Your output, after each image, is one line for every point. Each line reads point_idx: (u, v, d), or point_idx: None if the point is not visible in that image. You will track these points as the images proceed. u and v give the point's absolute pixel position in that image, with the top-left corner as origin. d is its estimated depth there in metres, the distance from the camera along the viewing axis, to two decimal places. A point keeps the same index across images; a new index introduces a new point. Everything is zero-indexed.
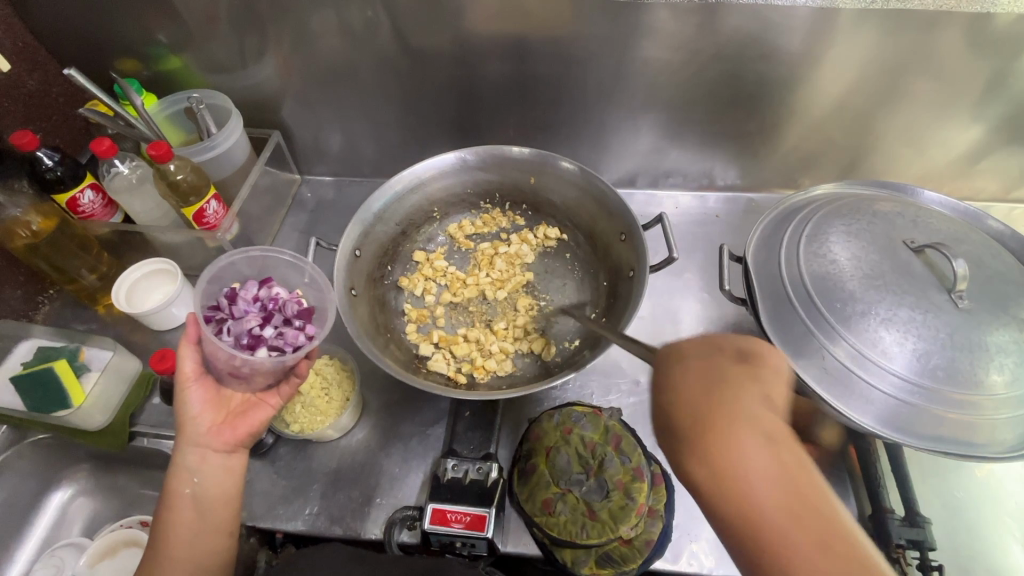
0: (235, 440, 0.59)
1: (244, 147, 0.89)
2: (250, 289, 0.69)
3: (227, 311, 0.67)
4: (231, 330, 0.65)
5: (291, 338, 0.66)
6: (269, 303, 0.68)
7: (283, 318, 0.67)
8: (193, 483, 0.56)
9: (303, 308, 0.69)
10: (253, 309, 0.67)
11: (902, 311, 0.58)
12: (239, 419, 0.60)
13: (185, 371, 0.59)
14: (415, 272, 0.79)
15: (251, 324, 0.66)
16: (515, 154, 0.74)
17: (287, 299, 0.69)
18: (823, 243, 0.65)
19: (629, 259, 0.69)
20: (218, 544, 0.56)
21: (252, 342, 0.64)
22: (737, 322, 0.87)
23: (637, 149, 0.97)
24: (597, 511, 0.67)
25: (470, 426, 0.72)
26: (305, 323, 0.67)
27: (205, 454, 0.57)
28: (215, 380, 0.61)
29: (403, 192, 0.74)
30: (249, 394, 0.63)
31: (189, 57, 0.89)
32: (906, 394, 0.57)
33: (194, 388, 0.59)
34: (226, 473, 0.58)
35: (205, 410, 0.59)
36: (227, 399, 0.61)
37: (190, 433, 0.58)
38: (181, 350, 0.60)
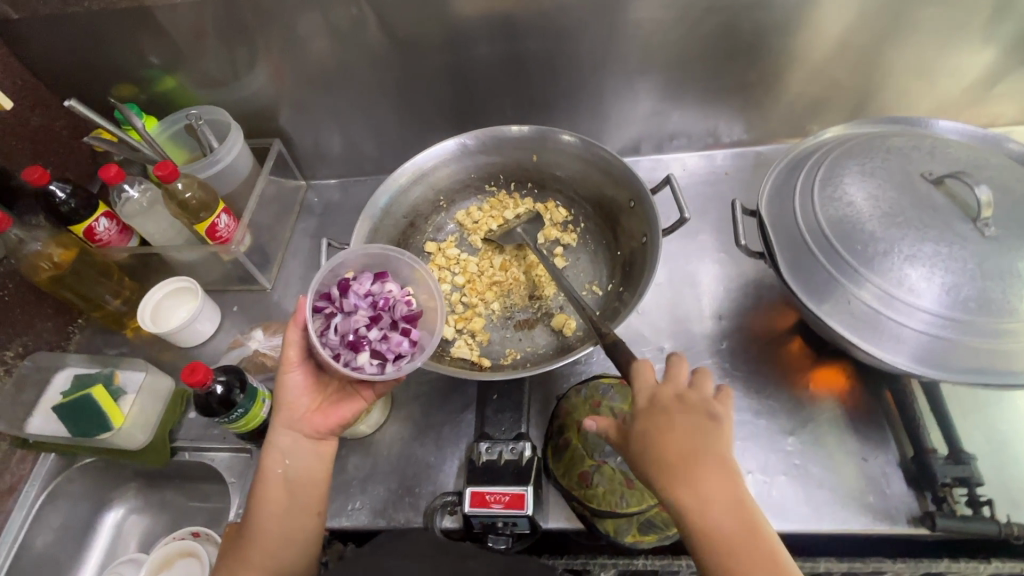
0: (325, 429, 0.60)
1: (247, 158, 0.90)
2: (362, 282, 0.65)
3: (337, 304, 0.63)
4: (339, 326, 0.62)
5: (395, 344, 0.62)
6: (381, 302, 0.64)
7: (391, 321, 0.64)
8: (284, 464, 0.59)
9: (412, 312, 0.65)
10: (363, 305, 0.63)
11: (926, 247, 0.56)
12: (333, 408, 0.61)
13: (289, 356, 0.60)
14: (428, 263, 0.78)
15: (358, 324, 0.62)
16: (515, 133, 0.74)
17: (397, 299, 0.65)
18: (838, 186, 0.63)
19: (639, 226, 0.69)
20: (307, 523, 0.58)
21: (355, 342, 0.61)
22: (758, 279, 0.86)
23: (638, 115, 0.95)
24: (635, 479, 0.67)
25: (499, 408, 0.73)
26: (411, 329, 0.64)
27: (297, 438, 0.60)
28: (316, 367, 0.62)
29: (407, 184, 0.74)
30: (344, 382, 0.63)
31: (183, 75, 0.89)
32: (938, 330, 0.56)
33: (295, 372, 0.61)
34: (316, 457, 0.60)
35: (301, 394, 0.60)
36: (323, 385, 0.62)
37: (287, 416, 0.60)
38: (288, 334, 0.60)
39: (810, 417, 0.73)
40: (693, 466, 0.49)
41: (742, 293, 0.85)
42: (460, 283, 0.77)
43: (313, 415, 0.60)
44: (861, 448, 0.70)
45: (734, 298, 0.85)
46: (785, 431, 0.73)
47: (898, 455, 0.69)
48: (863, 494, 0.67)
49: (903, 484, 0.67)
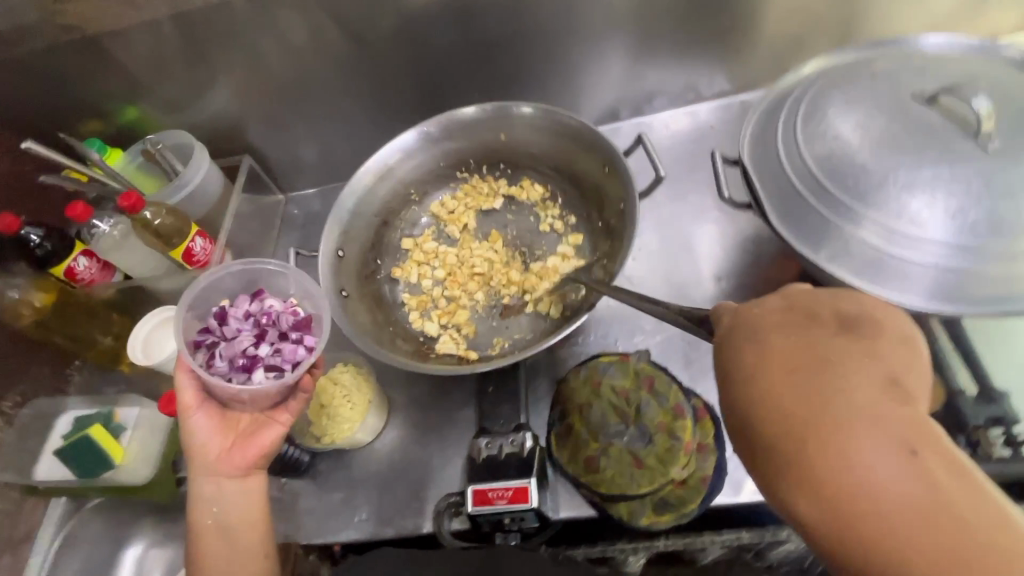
0: (247, 463, 0.55)
1: (217, 178, 0.88)
2: (240, 305, 0.62)
3: (219, 332, 0.60)
4: (223, 353, 0.58)
5: (289, 353, 0.59)
6: (264, 318, 0.61)
7: (278, 333, 0.60)
8: (213, 512, 0.54)
9: (300, 318, 0.61)
10: (246, 326, 0.60)
11: (925, 171, 0.51)
12: (250, 441, 0.56)
13: (186, 401, 0.56)
14: (406, 261, 0.75)
15: (245, 345, 0.59)
16: (472, 113, 0.71)
17: (281, 311, 0.61)
18: (822, 119, 0.58)
19: (616, 191, 0.66)
20: (255, 568, 0.54)
21: (248, 363, 0.58)
22: (756, 234, 0.81)
23: (610, 79, 0.91)
24: (644, 459, 0.64)
25: (496, 401, 0.70)
26: (303, 335, 0.60)
27: (219, 482, 0.55)
28: (219, 407, 0.58)
29: (373, 182, 0.72)
30: (258, 413, 0.58)
31: (146, 103, 0.88)
32: (952, 260, 0.51)
33: (196, 416, 0.57)
34: (246, 496, 0.55)
35: (211, 436, 0.56)
36: (233, 423, 0.58)
37: (201, 463, 0.55)
38: (177, 379, 0.56)
39: None
40: (820, 373, 0.37)
41: (741, 250, 0.81)
42: (441, 276, 0.73)
43: (229, 452, 0.55)
44: None
45: (733, 256, 0.80)
46: None
47: None
48: None
49: None
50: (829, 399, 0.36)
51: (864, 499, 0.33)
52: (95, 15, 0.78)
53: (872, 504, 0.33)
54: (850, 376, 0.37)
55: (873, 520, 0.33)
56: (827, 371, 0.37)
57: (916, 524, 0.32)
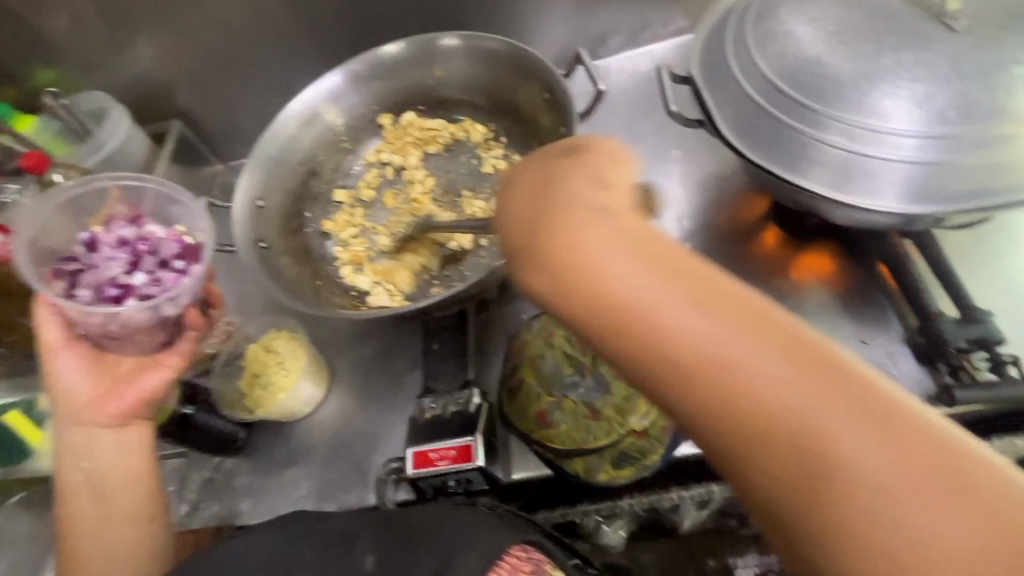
0: (122, 412, 0.49)
1: (142, 142, 0.82)
2: (114, 228, 0.51)
3: (82, 259, 0.49)
4: (87, 281, 0.48)
5: (168, 283, 0.48)
6: (140, 243, 0.50)
7: (157, 260, 0.49)
8: (83, 466, 0.49)
9: (187, 245, 0.51)
10: (116, 252, 0.49)
11: (885, 60, 0.46)
12: (126, 388, 0.50)
13: (50, 340, 0.50)
14: (338, 213, 0.68)
15: (114, 272, 0.49)
16: (394, 51, 0.66)
17: (163, 236, 0.51)
18: (773, 16, 0.52)
19: (557, 121, 0.60)
20: (135, 528, 0.49)
21: (117, 294, 0.48)
22: (719, 172, 0.76)
23: (559, 20, 0.85)
24: (601, 410, 0.59)
25: (441, 358, 0.64)
26: (187, 263, 0.50)
27: (91, 433, 0.49)
28: (91, 347, 0.51)
29: (295, 127, 0.66)
30: (140, 355, 0.52)
31: (64, 65, 0.82)
32: (926, 155, 0.46)
33: (64, 356, 0.50)
34: (124, 450, 0.50)
35: (82, 379, 0.50)
36: (111, 365, 0.51)
37: (69, 411, 0.49)
38: (39, 314, 0.50)
39: (797, 307, 0.64)
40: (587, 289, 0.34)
41: (704, 190, 0.75)
42: (379, 231, 0.67)
43: (100, 400, 0.49)
44: (858, 330, 0.61)
45: (696, 196, 0.75)
46: None
47: (902, 330, 0.59)
48: None
49: (914, 363, 0.58)
50: (642, 278, 0.33)
51: (740, 397, 0.31)
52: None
53: (745, 393, 0.31)
54: (642, 277, 0.34)
55: (744, 410, 0.31)
56: (680, 271, 0.34)
57: (799, 384, 0.30)
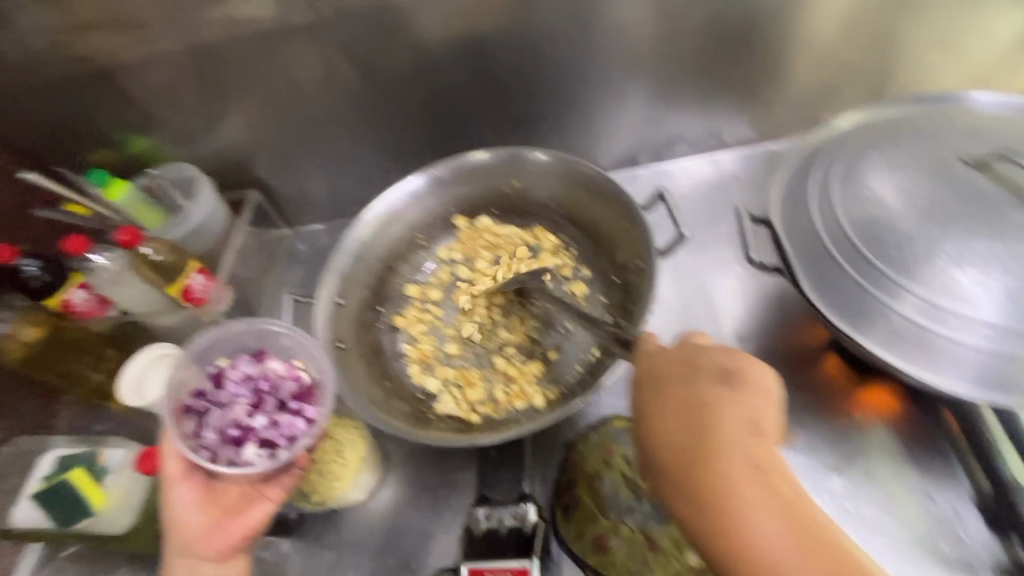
0: (228, 547, 0.52)
1: (222, 214, 0.86)
2: (238, 367, 0.59)
3: (212, 397, 0.57)
4: (215, 422, 0.55)
5: (286, 428, 0.55)
6: (262, 385, 0.58)
7: (277, 403, 0.57)
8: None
9: (301, 386, 0.58)
10: (242, 392, 0.57)
11: (974, 244, 0.47)
12: (233, 521, 0.53)
13: (169, 471, 0.54)
14: (409, 309, 0.71)
15: (238, 415, 0.56)
16: (481, 160, 0.69)
17: (282, 377, 0.59)
18: (860, 182, 0.54)
19: (635, 250, 0.63)
20: None
21: (240, 435, 0.55)
22: (782, 292, 0.77)
23: (631, 124, 0.88)
24: (658, 540, 0.60)
25: (498, 466, 0.65)
26: (302, 406, 0.57)
27: (195, 566, 0.51)
28: (206, 478, 0.54)
29: (378, 225, 0.69)
30: (245, 487, 0.55)
31: (155, 135, 0.85)
32: (1004, 345, 0.46)
33: (181, 487, 0.54)
34: None
35: (194, 512, 0.53)
36: (219, 496, 0.55)
37: (179, 543, 0.52)
38: (164, 446, 0.54)
39: (860, 449, 0.63)
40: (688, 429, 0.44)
41: (766, 310, 0.76)
42: (447, 331, 0.69)
43: (209, 533, 0.52)
44: (922, 482, 0.61)
45: (757, 315, 0.75)
46: (828, 468, 0.63)
47: (971, 490, 0.59)
48: (932, 541, 0.58)
49: (981, 525, 0.58)
50: (731, 437, 0.43)
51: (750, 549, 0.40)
52: (108, 47, 0.76)
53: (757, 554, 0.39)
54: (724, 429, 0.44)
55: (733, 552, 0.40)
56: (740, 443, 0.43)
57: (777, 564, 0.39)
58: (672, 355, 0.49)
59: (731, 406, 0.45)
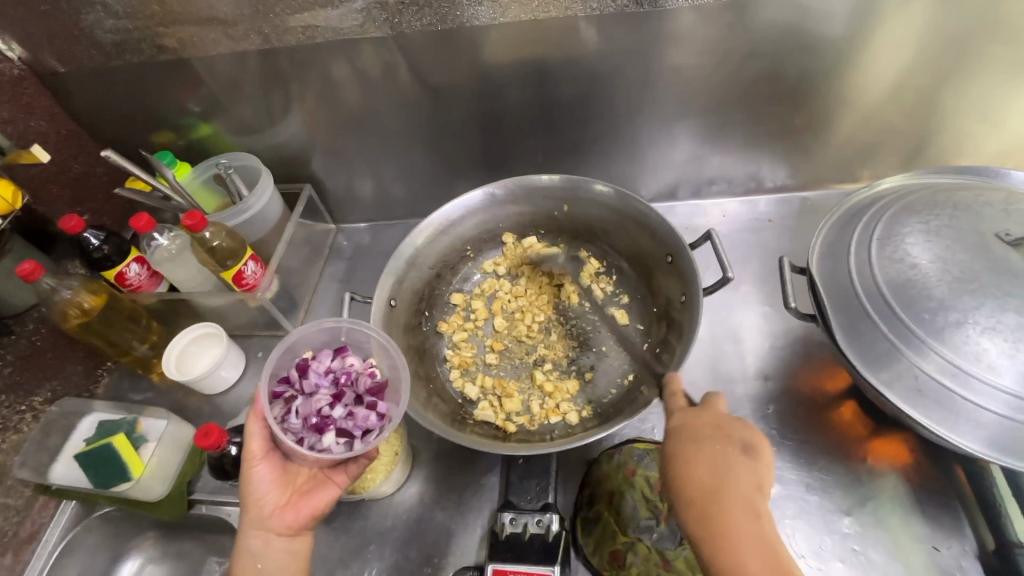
0: (299, 523, 0.57)
1: (277, 205, 0.90)
2: (321, 360, 0.65)
3: (297, 386, 0.63)
4: (300, 409, 0.61)
5: (362, 420, 0.61)
6: (342, 378, 0.64)
7: (354, 396, 0.63)
8: (256, 568, 0.54)
9: (376, 383, 0.64)
10: (325, 383, 0.63)
11: (1007, 316, 0.50)
12: (305, 499, 0.58)
13: (251, 449, 0.59)
14: (453, 316, 0.78)
15: (320, 404, 0.61)
16: (545, 182, 0.72)
17: (360, 372, 0.64)
18: (898, 245, 0.57)
19: (678, 286, 0.67)
20: None
21: (320, 423, 0.60)
22: (807, 336, 0.80)
23: (676, 159, 0.91)
24: (672, 562, 0.63)
25: (525, 474, 0.67)
26: (376, 401, 0.63)
27: (267, 538, 0.56)
28: (282, 459, 0.60)
29: (435, 235, 0.73)
30: (315, 470, 0.61)
31: (220, 123, 0.88)
32: (1021, 414, 0.49)
33: (259, 465, 0.59)
34: (290, 557, 0.56)
35: (271, 488, 0.58)
36: (292, 476, 0.60)
37: (254, 515, 0.56)
38: (249, 426, 0.59)
39: (871, 495, 0.66)
40: (714, 490, 0.48)
41: (790, 351, 0.79)
42: (487, 341, 0.76)
43: (283, 508, 0.57)
44: (931, 535, 0.63)
45: (782, 355, 0.79)
46: (840, 510, 0.66)
47: (976, 545, 0.62)
48: None
49: None
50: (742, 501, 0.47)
51: None
52: (185, 37, 0.77)
53: None
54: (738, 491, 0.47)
55: None
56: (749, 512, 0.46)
57: None
58: (705, 418, 0.52)
59: (744, 471, 0.48)
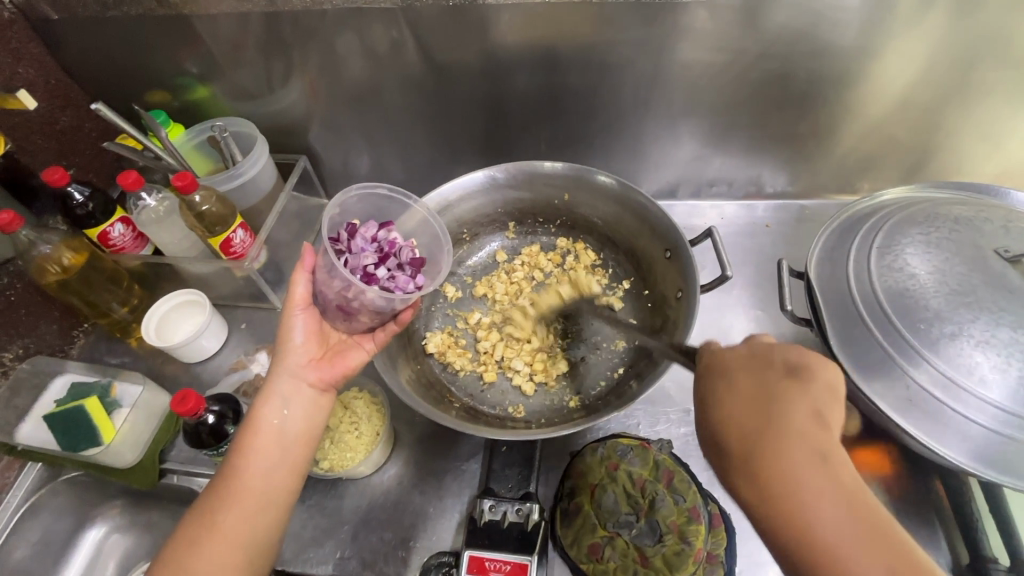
0: (328, 380, 0.59)
1: (270, 173, 0.88)
2: (368, 228, 0.66)
3: (345, 244, 0.63)
4: (349, 262, 0.62)
5: (402, 283, 0.63)
6: (387, 245, 0.65)
7: (398, 263, 0.64)
8: (282, 414, 0.55)
9: (416, 257, 0.66)
10: (371, 247, 0.64)
11: (1002, 331, 0.50)
12: (337, 357, 0.60)
13: (294, 298, 0.59)
14: (443, 299, 0.77)
15: (367, 262, 0.63)
16: (548, 169, 0.71)
17: (403, 244, 0.66)
18: (898, 255, 0.57)
19: (676, 280, 0.66)
20: (291, 485, 0.54)
21: (366, 279, 0.62)
22: (797, 342, 0.80)
23: (678, 157, 0.91)
24: (650, 558, 0.62)
25: (507, 462, 0.67)
26: (418, 273, 0.65)
27: (298, 385, 0.57)
28: (318, 315, 0.61)
29: (432, 215, 0.72)
30: (346, 335, 0.63)
31: (217, 86, 0.85)
32: (1008, 428, 0.49)
33: (298, 316, 0.59)
34: (315, 411, 0.57)
35: (307, 342, 0.59)
36: (326, 336, 0.61)
37: (289, 361, 0.57)
38: (296, 276, 0.60)
39: None
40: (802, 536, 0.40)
41: None
42: (475, 328, 0.75)
43: (317, 362, 0.59)
44: None
45: None
46: None
47: (950, 559, 0.62)
48: None
49: None
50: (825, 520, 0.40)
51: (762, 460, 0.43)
52: None
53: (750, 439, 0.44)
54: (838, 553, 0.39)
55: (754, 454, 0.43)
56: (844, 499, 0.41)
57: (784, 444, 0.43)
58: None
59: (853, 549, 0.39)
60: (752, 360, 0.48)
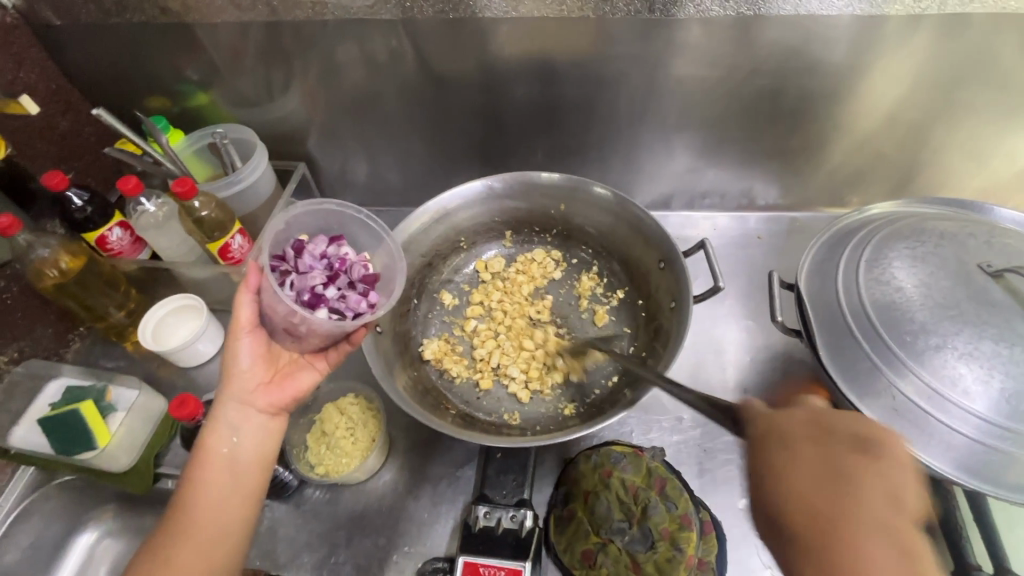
0: (279, 403, 0.59)
1: (269, 179, 0.88)
2: (317, 245, 0.64)
3: (291, 263, 0.62)
4: (294, 283, 0.60)
5: (353, 303, 0.61)
6: (337, 262, 0.63)
7: (348, 281, 0.63)
8: (231, 442, 0.56)
9: (369, 273, 0.64)
10: (319, 265, 0.63)
11: (985, 344, 0.51)
12: (287, 380, 0.60)
13: (240, 321, 0.59)
14: (440, 306, 0.78)
15: (314, 282, 0.61)
16: (545, 180, 0.72)
17: (355, 260, 0.64)
18: (885, 269, 0.59)
19: (670, 289, 0.67)
20: (246, 510, 0.55)
21: (313, 300, 0.60)
22: (788, 351, 0.81)
23: (672, 169, 0.92)
24: (642, 565, 0.62)
25: (502, 469, 0.67)
26: (369, 290, 0.63)
27: (247, 412, 0.57)
28: (266, 337, 0.60)
29: (429, 223, 0.73)
30: (297, 354, 0.62)
31: (217, 93, 0.86)
32: (991, 438, 0.51)
33: (245, 338, 0.59)
34: (265, 434, 0.58)
35: (256, 366, 0.59)
36: (275, 356, 0.61)
37: (238, 387, 0.57)
38: (239, 297, 0.58)
39: None
40: None
41: (770, 366, 0.80)
42: (471, 335, 0.76)
43: (267, 385, 0.59)
44: None
45: (761, 369, 0.80)
46: None
47: None
48: None
49: None
50: None
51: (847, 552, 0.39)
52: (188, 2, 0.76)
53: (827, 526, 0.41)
54: None
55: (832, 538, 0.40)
56: None
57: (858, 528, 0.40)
58: None
59: None
60: (816, 428, 0.45)
